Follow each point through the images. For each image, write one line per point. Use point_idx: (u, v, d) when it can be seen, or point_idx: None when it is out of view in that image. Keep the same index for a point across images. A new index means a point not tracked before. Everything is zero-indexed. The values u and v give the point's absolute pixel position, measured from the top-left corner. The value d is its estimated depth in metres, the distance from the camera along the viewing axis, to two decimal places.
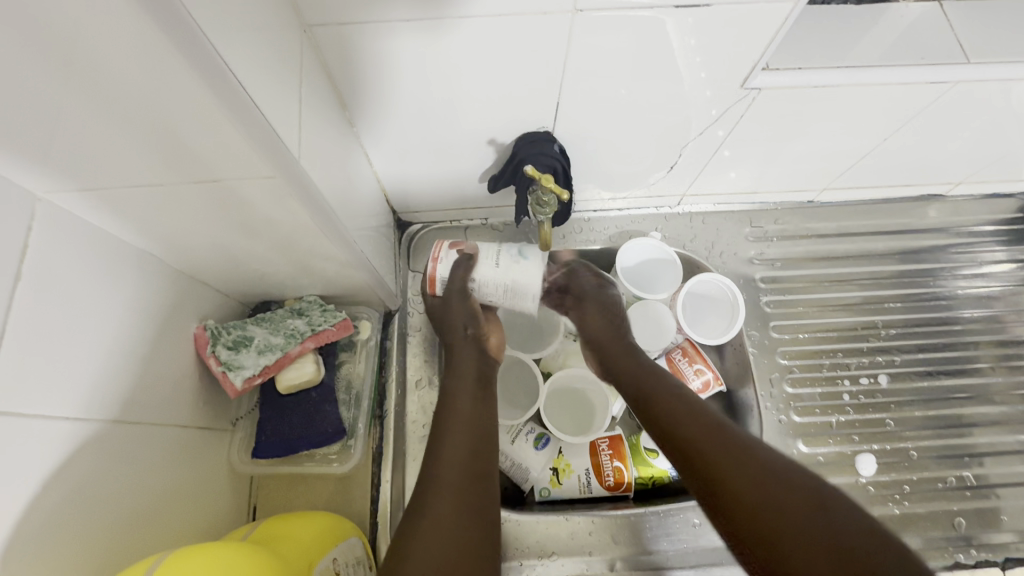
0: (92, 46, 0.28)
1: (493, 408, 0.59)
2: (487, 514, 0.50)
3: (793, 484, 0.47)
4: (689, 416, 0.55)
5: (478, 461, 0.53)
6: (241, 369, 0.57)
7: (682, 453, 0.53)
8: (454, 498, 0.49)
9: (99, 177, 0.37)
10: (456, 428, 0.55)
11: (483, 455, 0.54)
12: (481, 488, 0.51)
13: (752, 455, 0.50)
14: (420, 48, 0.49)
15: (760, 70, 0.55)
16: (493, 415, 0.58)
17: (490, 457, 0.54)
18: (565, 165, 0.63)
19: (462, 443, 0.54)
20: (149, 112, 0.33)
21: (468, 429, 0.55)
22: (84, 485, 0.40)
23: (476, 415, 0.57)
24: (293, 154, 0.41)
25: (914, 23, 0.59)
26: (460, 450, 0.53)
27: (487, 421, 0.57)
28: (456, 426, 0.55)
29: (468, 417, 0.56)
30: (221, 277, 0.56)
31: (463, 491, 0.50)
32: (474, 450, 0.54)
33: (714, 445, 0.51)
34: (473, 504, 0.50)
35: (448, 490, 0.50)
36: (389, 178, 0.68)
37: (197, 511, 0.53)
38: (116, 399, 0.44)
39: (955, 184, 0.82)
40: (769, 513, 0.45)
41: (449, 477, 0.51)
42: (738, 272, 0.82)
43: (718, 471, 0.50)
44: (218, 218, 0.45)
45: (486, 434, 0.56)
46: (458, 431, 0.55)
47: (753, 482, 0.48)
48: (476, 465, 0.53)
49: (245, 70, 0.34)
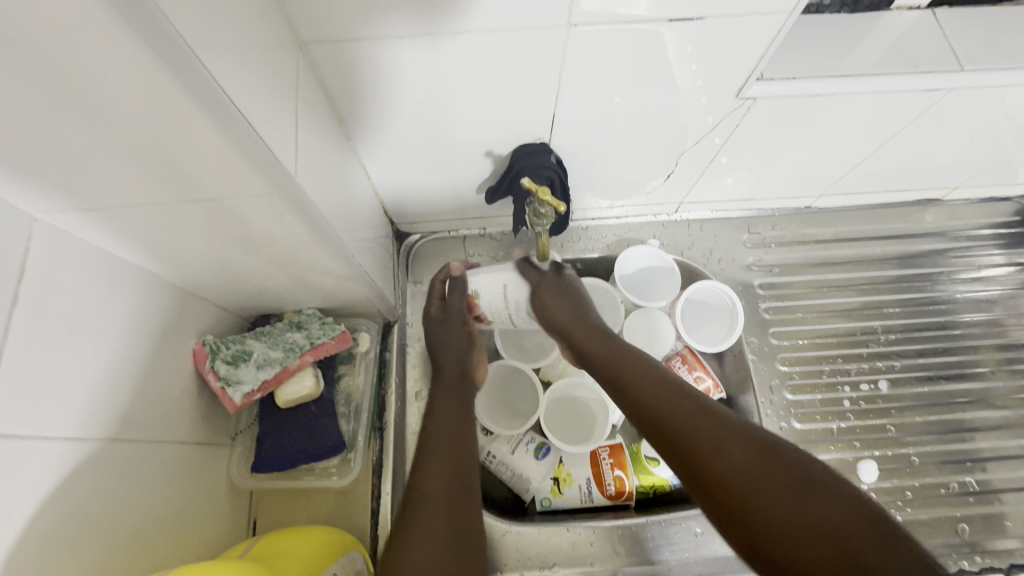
0: (86, 73, 0.28)
1: (472, 422, 0.60)
2: (470, 526, 0.50)
3: (776, 468, 0.46)
4: (673, 402, 0.54)
5: (460, 474, 0.53)
6: (240, 385, 0.57)
7: (666, 440, 0.53)
8: (437, 511, 0.49)
9: (95, 198, 0.38)
10: (435, 445, 0.55)
11: (465, 469, 0.54)
12: (464, 500, 0.51)
13: (737, 440, 0.49)
14: (414, 64, 0.49)
15: (754, 80, 0.55)
16: (471, 428, 0.59)
17: (471, 470, 0.54)
18: (562, 176, 0.64)
19: (443, 457, 0.54)
20: (146, 136, 0.33)
21: (449, 444, 0.56)
22: (82, 505, 0.40)
23: (457, 429, 0.58)
24: (291, 173, 0.42)
25: (907, 31, 0.60)
26: (443, 463, 0.54)
27: (468, 434, 0.58)
28: (437, 440, 0.56)
29: (450, 431, 0.57)
30: (219, 292, 0.57)
31: (448, 505, 0.50)
32: (456, 465, 0.54)
33: (694, 429, 0.51)
34: (456, 517, 0.50)
35: (431, 505, 0.50)
36: (387, 189, 0.69)
37: (196, 527, 0.53)
38: (113, 417, 0.44)
39: (951, 188, 0.82)
40: (753, 501, 0.45)
41: (434, 492, 0.51)
42: (737, 279, 0.82)
43: (700, 457, 0.49)
44: (216, 235, 0.45)
45: (467, 449, 0.56)
46: (438, 449, 0.55)
47: (735, 467, 0.47)
48: (457, 480, 0.53)
49: (240, 90, 0.35)
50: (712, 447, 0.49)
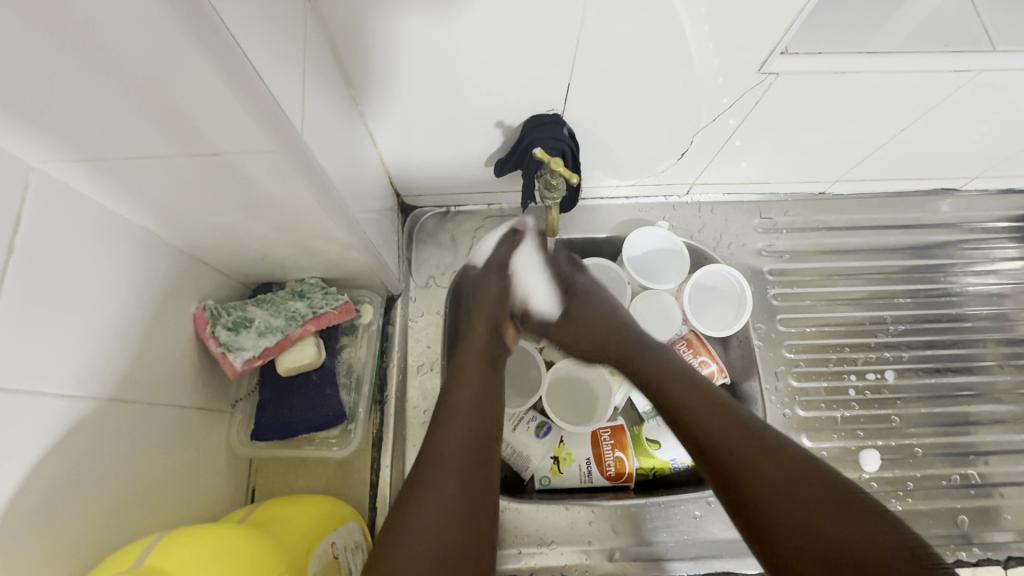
0: (87, 7, 0.27)
1: (498, 393, 0.60)
2: (486, 504, 0.50)
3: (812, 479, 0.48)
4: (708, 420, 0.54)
5: (480, 444, 0.54)
6: (241, 351, 0.56)
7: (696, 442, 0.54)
8: (456, 482, 0.50)
9: (96, 147, 0.36)
10: (458, 411, 0.56)
11: (485, 438, 0.55)
12: (483, 472, 0.52)
13: (779, 457, 0.49)
14: (428, 26, 0.47)
15: (778, 55, 0.53)
16: (498, 400, 0.59)
17: (492, 442, 0.55)
18: (574, 149, 0.62)
19: (465, 423, 0.55)
20: (150, 82, 0.32)
21: (474, 410, 0.56)
22: (78, 464, 0.39)
23: (482, 400, 0.58)
24: (297, 130, 0.40)
25: (938, 9, 0.57)
26: (464, 429, 0.54)
27: (494, 402, 0.58)
28: (460, 406, 0.56)
29: (474, 399, 0.57)
30: (221, 257, 0.56)
31: (466, 469, 0.51)
32: (476, 433, 0.55)
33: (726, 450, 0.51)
34: (474, 486, 0.50)
35: (450, 470, 0.51)
36: (394, 159, 0.67)
37: (195, 493, 0.53)
38: (110, 376, 0.43)
39: (970, 178, 0.80)
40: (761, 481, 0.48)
41: (451, 461, 0.52)
42: (746, 264, 0.81)
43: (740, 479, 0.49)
44: (220, 195, 0.44)
45: (489, 421, 0.56)
46: (463, 408, 0.56)
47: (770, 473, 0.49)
48: (477, 449, 0.53)
49: (249, 35, 0.33)
50: (749, 459, 0.50)
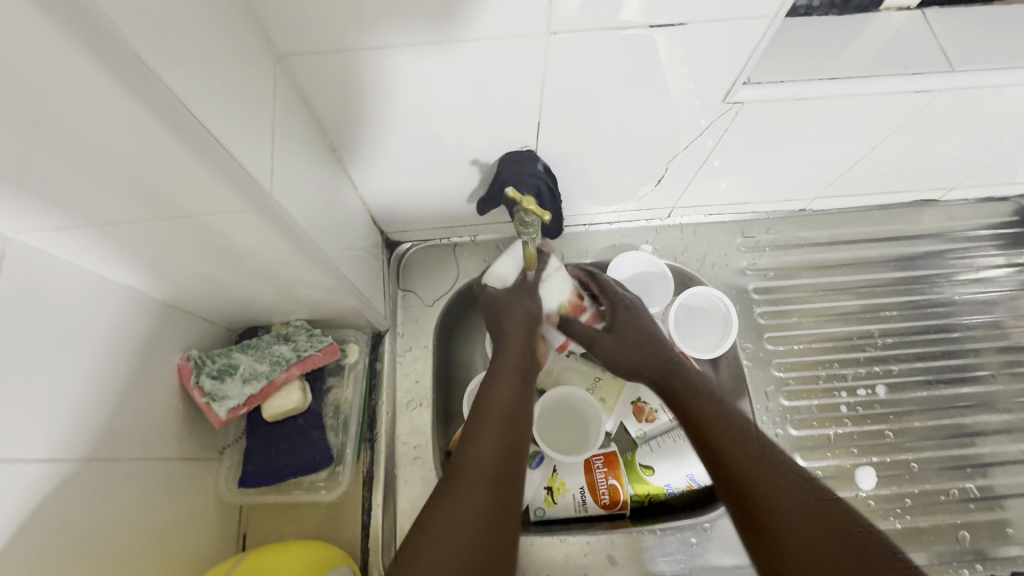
0: (52, 101, 0.28)
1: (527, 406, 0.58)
2: (506, 527, 0.49)
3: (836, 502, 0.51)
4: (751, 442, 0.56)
5: (508, 458, 0.53)
6: (225, 400, 0.56)
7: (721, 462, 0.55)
8: (478, 493, 0.50)
9: (71, 217, 0.37)
10: (489, 424, 0.55)
11: (513, 453, 0.54)
12: (509, 488, 0.52)
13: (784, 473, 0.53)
14: (394, 77, 0.49)
15: (741, 84, 0.54)
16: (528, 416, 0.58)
17: (519, 454, 0.54)
18: (549, 184, 0.63)
19: (494, 437, 0.54)
20: (117, 158, 0.33)
21: (501, 424, 0.55)
22: (56, 528, 0.40)
23: (511, 412, 0.57)
24: (266, 187, 0.41)
25: (896, 33, 0.59)
26: (497, 441, 0.54)
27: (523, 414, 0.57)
28: (491, 417, 0.56)
29: (503, 411, 0.56)
30: (203, 306, 0.56)
31: (490, 486, 0.51)
32: (506, 446, 0.54)
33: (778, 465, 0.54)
34: (497, 506, 0.50)
35: (472, 485, 0.51)
36: (375, 199, 0.68)
37: (183, 546, 0.53)
38: (92, 436, 0.44)
39: (949, 189, 0.80)
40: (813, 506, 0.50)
41: (475, 474, 0.51)
42: (730, 283, 0.82)
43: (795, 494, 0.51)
44: (196, 251, 0.45)
45: (518, 437, 0.55)
46: (492, 422, 0.55)
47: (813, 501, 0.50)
48: (508, 462, 0.53)
49: (211, 109, 0.34)
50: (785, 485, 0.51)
